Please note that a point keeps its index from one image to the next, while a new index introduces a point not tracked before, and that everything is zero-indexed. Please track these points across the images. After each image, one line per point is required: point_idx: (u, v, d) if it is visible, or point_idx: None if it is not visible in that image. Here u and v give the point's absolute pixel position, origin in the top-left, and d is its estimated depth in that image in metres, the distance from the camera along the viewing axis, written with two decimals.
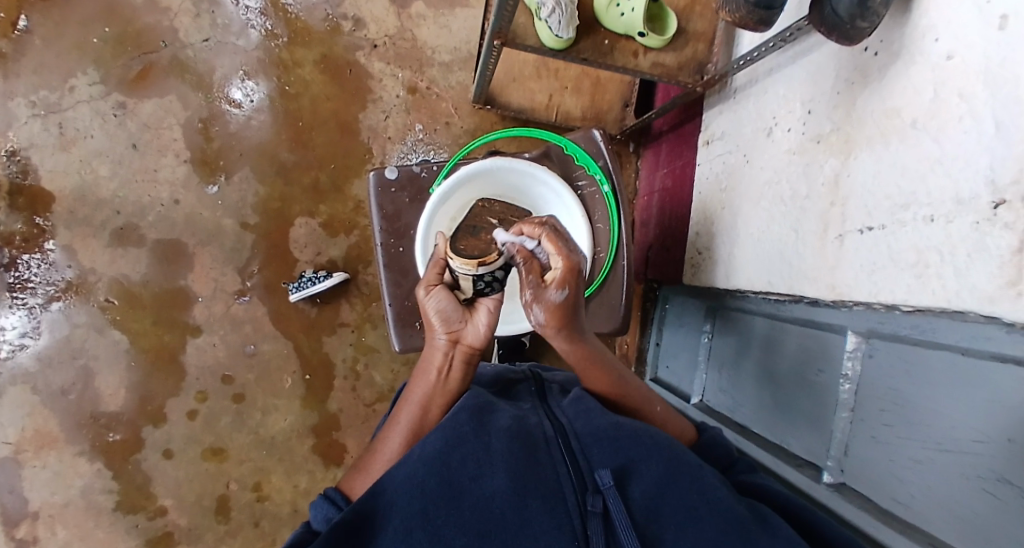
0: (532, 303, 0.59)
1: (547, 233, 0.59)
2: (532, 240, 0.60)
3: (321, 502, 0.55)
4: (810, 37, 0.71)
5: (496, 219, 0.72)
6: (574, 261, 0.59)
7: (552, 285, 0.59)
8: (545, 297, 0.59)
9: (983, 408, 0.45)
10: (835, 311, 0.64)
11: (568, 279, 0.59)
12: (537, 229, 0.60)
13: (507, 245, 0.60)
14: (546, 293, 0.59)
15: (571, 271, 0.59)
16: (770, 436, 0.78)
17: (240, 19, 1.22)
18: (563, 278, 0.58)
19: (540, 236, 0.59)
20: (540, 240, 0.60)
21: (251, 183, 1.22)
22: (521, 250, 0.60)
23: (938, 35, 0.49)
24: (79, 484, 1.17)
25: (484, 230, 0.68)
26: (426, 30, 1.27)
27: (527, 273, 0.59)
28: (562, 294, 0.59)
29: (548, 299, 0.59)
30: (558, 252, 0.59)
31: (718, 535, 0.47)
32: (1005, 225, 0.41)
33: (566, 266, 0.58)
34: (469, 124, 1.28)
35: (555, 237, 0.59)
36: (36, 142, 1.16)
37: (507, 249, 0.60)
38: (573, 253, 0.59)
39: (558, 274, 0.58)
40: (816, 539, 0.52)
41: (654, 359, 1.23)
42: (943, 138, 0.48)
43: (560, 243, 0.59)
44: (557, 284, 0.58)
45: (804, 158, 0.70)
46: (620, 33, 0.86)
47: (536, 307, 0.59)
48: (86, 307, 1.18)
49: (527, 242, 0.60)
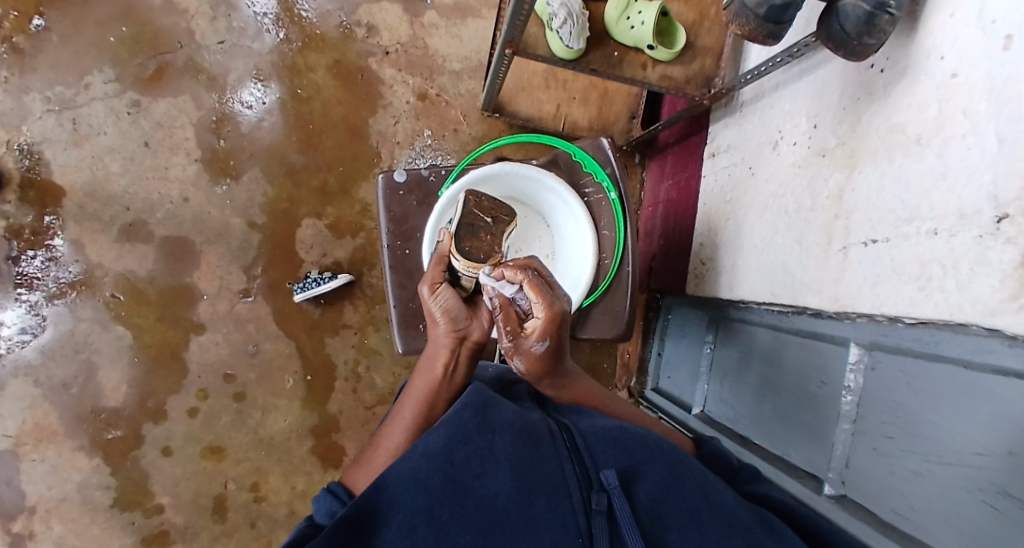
0: (513, 352, 0.61)
1: (528, 280, 0.57)
2: (513, 286, 0.58)
3: (324, 496, 0.56)
4: (818, 53, 0.72)
5: (490, 217, 0.63)
6: (556, 313, 0.58)
7: (532, 336, 0.59)
8: (525, 347, 0.60)
9: (986, 421, 0.45)
10: (837, 323, 0.65)
11: (548, 331, 0.59)
12: (518, 275, 0.57)
13: (489, 289, 0.59)
14: (526, 344, 0.60)
15: (552, 323, 0.58)
16: (771, 447, 0.78)
17: (256, 23, 1.24)
18: (542, 330, 0.59)
19: (523, 282, 0.57)
20: (521, 287, 0.58)
21: (260, 183, 1.23)
22: (501, 296, 0.58)
23: (943, 53, 0.51)
24: (77, 479, 1.17)
25: (485, 230, 0.62)
26: (438, 39, 1.29)
27: (507, 322, 0.59)
28: (542, 345, 0.60)
29: (528, 349, 0.60)
30: (539, 302, 0.57)
31: (721, 537, 0.48)
32: (1008, 239, 0.42)
33: (546, 319, 0.57)
34: (477, 131, 1.30)
35: (536, 287, 0.57)
36: (49, 137, 1.18)
37: (489, 293, 0.59)
38: (555, 303, 0.58)
39: (538, 326, 0.58)
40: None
41: (655, 370, 1.23)
42: (947, 153, 0.49)
43: (543, 292, 0.57)
44: (538, 335, 0.59)
45: (809, 171, 0.71)
46: (629, 45, 0.88)
47: (517, 356, 0.61)
48: (92, 301, 1.18)
49: (507, 289, 0.58)
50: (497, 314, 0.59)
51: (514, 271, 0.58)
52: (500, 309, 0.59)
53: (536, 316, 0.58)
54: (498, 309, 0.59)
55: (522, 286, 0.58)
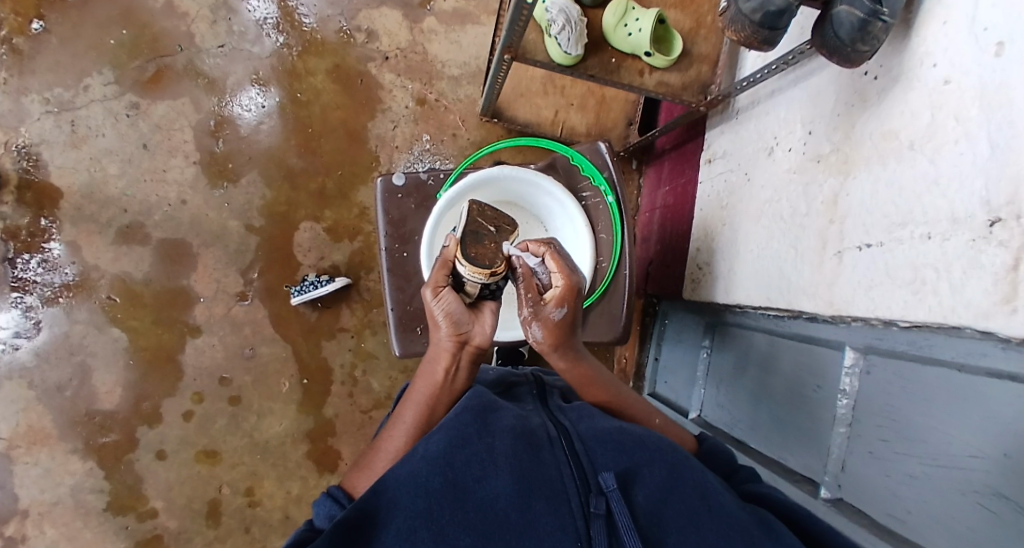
0: (531, 320, 0.62)
1: (550, 251, 0.63)
2: (535, 257, 0.63)
3: (324, 500, 0.55)
4: (812, 61, 0.73)
5: (493, 226, 0.64)
6: (574, 281, 0.62)
7: (551, 303, 0.62)
8: (544, 314, 0.62)
9: (980, 424, 0.45)
10: (833, 327, 0.65)
11: (566, 298, 0.62)
12: (541, 247, 0.63)
13: (513, 257, 0.63)
14: (545, 311, 0.62)
15: (570, 290, 0.62)
16: (769, 451, 0.77)
17: (255, 27, 1.24)
18: (561, 297, 0.62)
19: (545, 253, 0.63)
20: (543, 258, 0.63)
21: (258, 186, 1.24)
22: (524, 265, 0.63)
23: (936, 60, 0.51)
24: (70, 482, 1.16)
25: (488, 237, 0.62)
26: (437, 45, 1.30)
27: (527, 289, 0.62)
28: (560, 312, 0.62)
29: (546, 316, 0.62)
30: (560, 269, 0.62)
31: (720, 539, 0.48)
32: (1000, 243, 0.42)
33: (566, 285, 0.61)
34: (476, 136, 1.30)
35: (557, 256, 0.63)
36: (47, 139, 1.18)
37: (512, 262, 0.63)
38: (573, 274, 0.63)
39: (557, 292, 0.62)
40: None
41: (652, 375, 1.23)
42: (940, 158, 0.50)
43: (563, 262, 0.62)
44: (557, 302, 0.62)
45: (803, 177, 0.72)
46: (626, 52, 0.89)
47: (535, 323, 0.62)
48: (87, 304, 1.18)
49: (531, 258, 0.63)
50: (518, 281, 0.62)
51: (538, 244, 0.64)
52: (521, 277, 0.62)
53: (555, 284, 0.62)
54: (521, 277, 0.62)
55: (545, 257, 0.63)
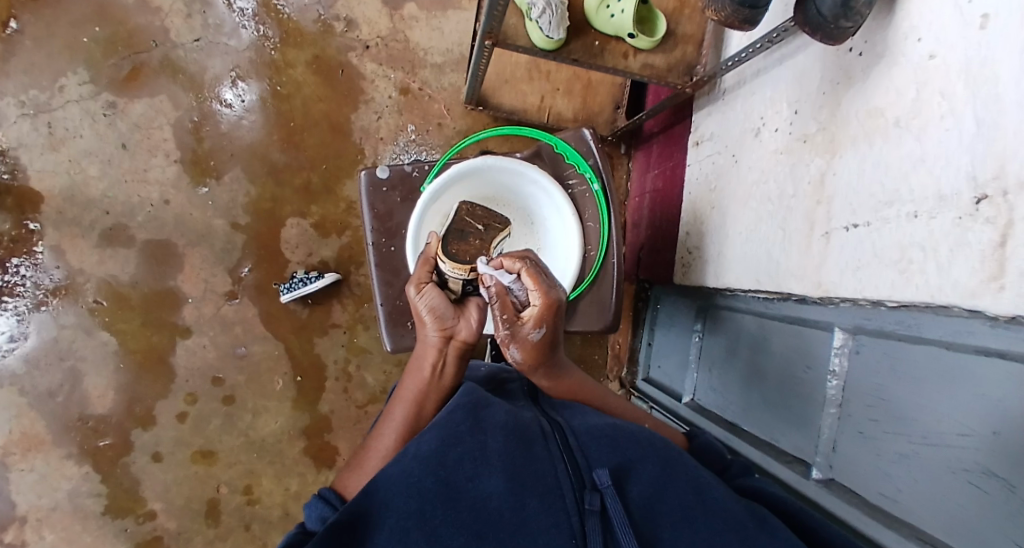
0: (510, 341, 0.63)
1: (525, 269, 0.61)
2: (510, 275, 0.61)
3: (315, 501, 0.55)
4: (797, 38, 0.72)
5: (482, 225, 0.68)
6: (554, 299, 0.61)
7: (529, 322, 0.61)
8: (522, 335, 0.62)
9: (969, 402, 0.45)
10: (822, 308, 0.65)
11: (544, 317, 0.61)
12: (516, 264, 0.61)
13: (487, 278, 0.61)
14: (523, 331, 0.62)
15: (548, 309, 0.61)
16: (760, 433, 0.78)
17: (232, 20, 1.21)
18: (539, 316, 0.61)
19: (521, 272, 0.61)
20: (518, 276, 0.61)
21: (242, 183, 1.22)
22: (498, 285, 0.61)
23: (921, 35, 0.50)
24: (67, 487, 1.16)
25: (473, 236, 0.67)
26: (418, 32, 1.27)
27: (502, 309, 0.61)
28: (538, 331, 0.62)
29: (525, 336, 0.62)
30: (537, 288, 0.60)
31: (716, 534, 0.48)
32: (987, 220, 0.42)
33: (543, 305, 0.60)
34: (462, 125, 1.28)
35: (533, 274, 0.61)
36: (25, 142, 1.16)
37: (486, 282, 0.61)
38: (551, 290, 0.61)
39: (534, 312, 0.61)
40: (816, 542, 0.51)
41: (646, 360, 1.23)
42: (924, 135, 0.49)
43: (540, 280, 0.60)
44: (534, 322, 0.61)
45: (791, 158, 0.71)
46: (610, 34, 0.87)
47: (514, 345, 0.63)
48: (74, 308, 1.17)
49: (505, 277, 0.61)
50: (492, 303, 0.61)
51: (512, 261, 0.61)
52: (495, 298, 0.61)
53: (533, 303, 0.61)
54: (495, 297, 0.61)
55: (520, 274, 0.61)
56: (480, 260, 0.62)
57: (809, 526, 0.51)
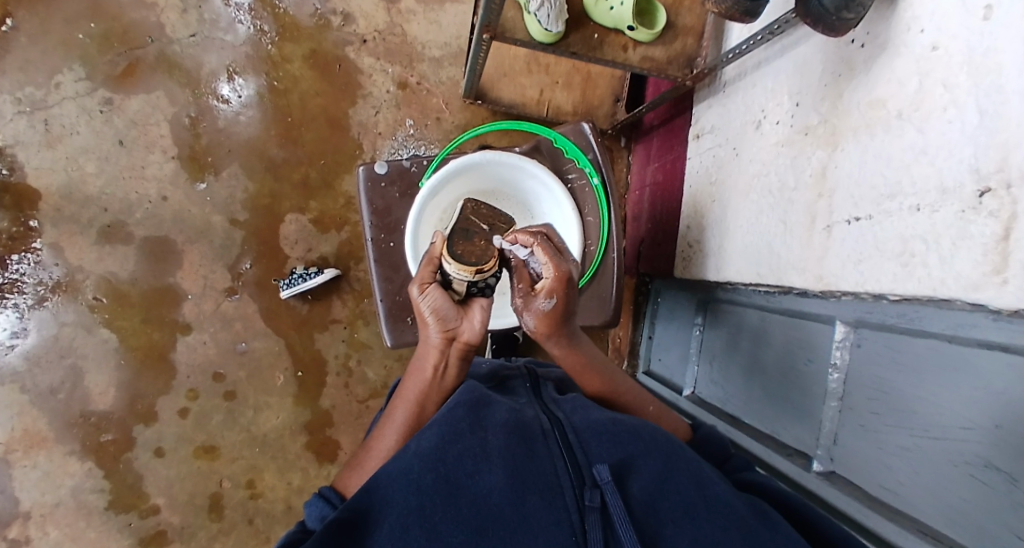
0: (523, 310, 0.64)
1: (538, 244, 0.60)
2: (525, 248, 0.61)
3: (315, 501, 0.55)
4: (798, 30, 0.71)
5: (487, 224, 0.62)
6: (564, 273, 0.61)
7: (541, 294, 0.62)
8: (534, 305, 0.63)
9: (972, 396, 0.45)
10: (823, 301, 0.64)
11: (556, 289, 0.61)
12: (529, 239, 0.61)
13: (504, 249, 0.62)
14: (535, 302, 0.62)
15: (559, 282, 0.61)
16: (762, 426, 0.78)
17: (228, 15, 1.20)
18: (550, 288, 0.61)
19: (533, 246, 0.60)
20: (532, 250, 0.61)
21: (240, 179, 1.21)
22: (515, 257, 0.62)
23: (924, 25, 0.50)
24: (70, 484, 1.17)
25: (480, 236, 0.61)
26: (416, 26, 1.26)
27: (521, 279, 0.63)
28: (549, 303, 0.62)
29: (536, 307, 0.62)
30: (547, 261, 0.60)
31: (717, 529, 0.48)
32: (990, 213, 0.42)
33: (554, 278, 0.60)
34: (460, 119, 1.28)
35: (546, 248, 0.60)
36: (22, 139, 1.15)
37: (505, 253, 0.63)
38: (562, 264, 0.61)
39: (546, 285, 0.61)
40: (816, 539, 0.51)
41: (646, 353, 1.23)
42: (927, 127, 0.49)
43: (551, 254, 0.60)
44: (546, 294, 0.61)
45: (792, 150, 0.70)
46: (609, 27, 0.86)
47: (526, 314, 0.63)
48: (74, 305, 1.17)
49: (520, 250, 0.61)
50: (512, 271, 0.64)
51: (527, 235, 0.61)
52: (517, 267, 0.64)
53: (546, 275, 0.61)
54: (515, 267, 0.64)
55: (534, 249, 0.61)
56: (496, 234, 0.62)
57: (809, 521, 0.52)
